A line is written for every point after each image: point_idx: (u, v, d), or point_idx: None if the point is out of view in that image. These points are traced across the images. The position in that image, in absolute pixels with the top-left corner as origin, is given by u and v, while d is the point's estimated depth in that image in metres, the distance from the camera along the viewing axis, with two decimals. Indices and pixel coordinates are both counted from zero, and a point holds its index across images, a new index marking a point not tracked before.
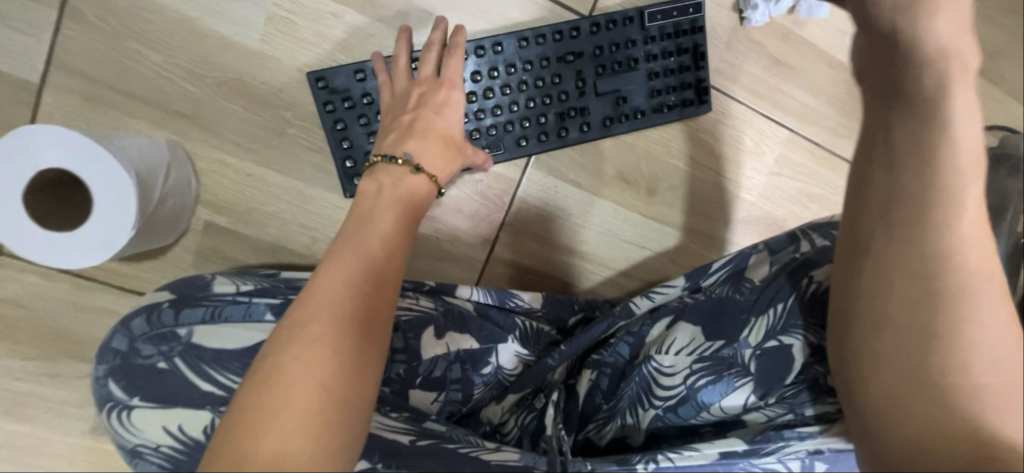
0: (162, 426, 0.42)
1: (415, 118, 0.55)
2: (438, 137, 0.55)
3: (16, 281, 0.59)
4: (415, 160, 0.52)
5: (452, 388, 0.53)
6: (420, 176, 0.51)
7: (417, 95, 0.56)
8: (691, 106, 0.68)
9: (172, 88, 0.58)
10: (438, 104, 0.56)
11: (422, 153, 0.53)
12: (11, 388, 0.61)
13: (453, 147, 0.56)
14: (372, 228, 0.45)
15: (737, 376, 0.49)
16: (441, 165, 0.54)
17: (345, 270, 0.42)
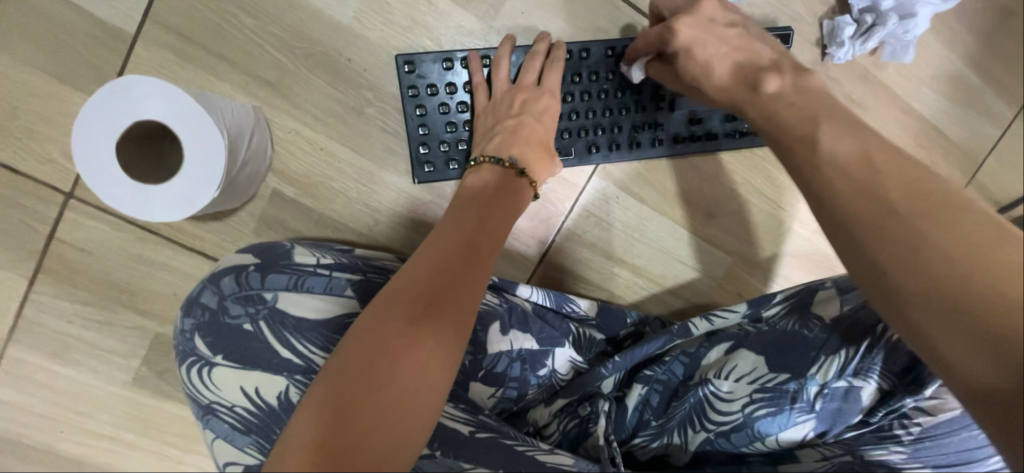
0: (241, 386, 0.43)
1: (519, 123, 0.57)
2: (536, 143, 0.58)
3: (81, 226, 0.59)
4: (520, 164, 0.56)
5: (509, 385, 0.54)
6: (523, 181, 0.56)
7: (519, 100, 0.58)
8: None
9: (261, 54, 0.58)
10: (539, 111, 0.59)
11: (524, 156, 0.56)
12: (61, 331, 0.62)
13: (549, 154, 0.59)
14: (453, 217, 0.50)
15: (799, 410, 0.50)
16: (540, 171, 0.57)
17: (426, 249, 0.46)
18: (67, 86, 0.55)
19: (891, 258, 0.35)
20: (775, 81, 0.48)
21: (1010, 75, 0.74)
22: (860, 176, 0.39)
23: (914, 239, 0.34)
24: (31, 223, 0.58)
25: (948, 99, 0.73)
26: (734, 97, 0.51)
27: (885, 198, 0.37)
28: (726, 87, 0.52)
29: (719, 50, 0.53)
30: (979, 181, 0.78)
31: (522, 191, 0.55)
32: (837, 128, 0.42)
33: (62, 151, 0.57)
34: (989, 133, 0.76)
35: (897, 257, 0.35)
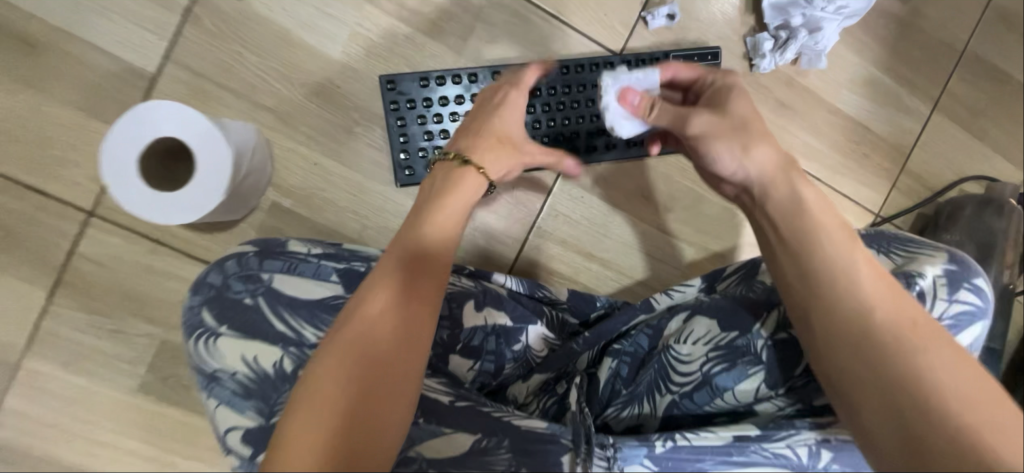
0: (241, 354, 0.50)
1: (476, 119, 0.59)
2: (491, 139, 0.57)
3: (99, 241, 0.66)
4: (467, 153, 0.56)
5: (486, 358, 0.59)
6: (467, 168, 0.55)
7: (480, 102, 0.61)
8: None
9: (263, 86, 0.67)
10: (503, 107, 0.58)
11: (477, 151, 0.56)
12: (74, 340, 0.67)
13: (504, 143, 0.57)
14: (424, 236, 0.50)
15: (748, 364, 0.54)
16: (488, 158, 0.56)
17: (396, 277, 0.47)
18: (96, 119, 0.64)
19: (868, 363, 0.42)
20: (806, 188, 0.50)
21: (920, 76, 0.85)
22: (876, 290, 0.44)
23: (915, 374, 0.40)
24: (55, 240, 0.65)
25: (868, 98, 0.83)
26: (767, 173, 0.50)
27: (895, 329, 0.41)
28: (766, 169, 0.50)
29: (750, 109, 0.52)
30: (911, 170, 0.86)
31: (464, 181, 0.54)
32: (835, 227, 0.47)
33: (86, 175, 0.65)
34: (912, 127, 0.85)
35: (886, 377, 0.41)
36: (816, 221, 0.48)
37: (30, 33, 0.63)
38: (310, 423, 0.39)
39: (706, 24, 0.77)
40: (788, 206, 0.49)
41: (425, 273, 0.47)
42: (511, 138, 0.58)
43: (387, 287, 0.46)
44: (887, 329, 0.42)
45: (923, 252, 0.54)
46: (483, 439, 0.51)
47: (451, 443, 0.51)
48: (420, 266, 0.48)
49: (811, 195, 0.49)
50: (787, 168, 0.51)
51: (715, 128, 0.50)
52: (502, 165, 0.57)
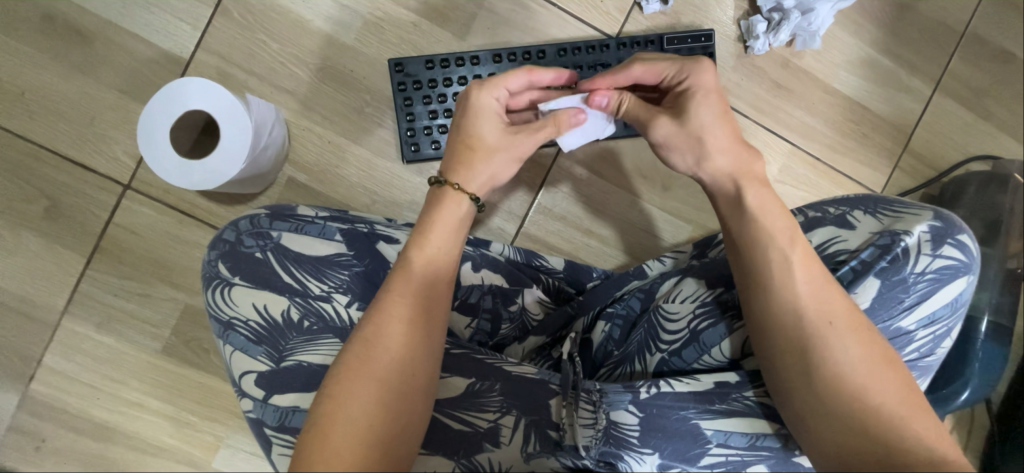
0: (253, 303, 0.52)
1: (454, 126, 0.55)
2: (473, 151, 0.53)
3: (134, 212, 0.72)
4: (448, 174, 0.53)
5: (483, 317, 0.61)
6: (444, 188, 0.52)
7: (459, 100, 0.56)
8: None
9: (283, 70, 0.73)
10: (485, 117, 0.54)
11: (454, 166, 0.53)
12: (108, 303, 0.72)
13: (479, 154, 0.53)
14: (421, 245, 0.50)
15: (735, 319, 0.55)
16: (464, 172, 0.53)
17: (393, 287, 0.48)
18: (135, 100, 0.71)
19: (826, 364, 0.47)
20: (754, 191, 0.53)
21: (919, 56, 0.85)
22: (827, 299, 0.48)
23: (859, 372, 0.46)
24: (94, 211, 0.71)
25: (865, 79, 0.85)
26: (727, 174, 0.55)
27: (842, 329, 0.47)
28: (722, 171, 0.55)
29: (712, 112, 0.55)
30: (915, 150, 0.86)
31: (445, 198, 0.51)
32: (793, 239, 0.50)
33: (125, 151, 0.71)
34: (913, 107, 0.86)
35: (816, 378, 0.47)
36: (774, 233, 0.51)
37: (82, 24, 0.70)
38: (353, 428, 0.42)
39: (700, 9, 0.80)
40: (740, 210, 0.53)
41: (425, 280, 0.48)
42: (484, 147, 0.53)
43: (391, 302, 0.47)
44: (823, 336, 0.47)
45: (907, 211, 0.55)
46: (477, 383, 0.53)
47: (445, 386, 0.53)
48: (417, 275, 0.48)
49: (769, 204, 0.52)
50: (746, 177, 0.54)
51: (677, 138, 0.55)
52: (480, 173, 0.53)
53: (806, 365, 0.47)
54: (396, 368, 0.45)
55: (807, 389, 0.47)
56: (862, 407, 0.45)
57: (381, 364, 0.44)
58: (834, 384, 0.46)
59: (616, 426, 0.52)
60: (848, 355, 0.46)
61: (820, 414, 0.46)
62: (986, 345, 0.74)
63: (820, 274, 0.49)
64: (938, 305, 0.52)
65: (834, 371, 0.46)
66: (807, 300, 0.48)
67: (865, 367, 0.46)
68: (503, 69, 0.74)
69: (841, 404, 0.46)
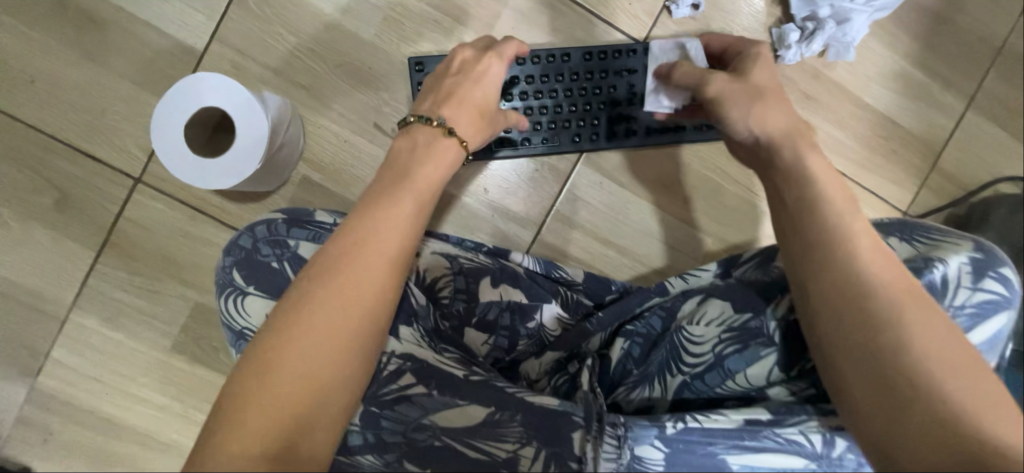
0: (265, 313, 0.51)
1: (454, 85, 0.56)
2: (479, 110, 0.56)
3: (144, 207, 0.70)
4: (449, 125, 0.54)
5: (501, 334, 0.61)
6: (448, 139, 0.53)
7: (456, 63, 0.57)
8: None
9: (300, 65, 0.71)
10: (478, 77, 0.56)
11: (455, 118, 0.54)
12: (117, 298, 0.71)
13: (485, 117, 0.57)
14: (404, 185, 0.49)
15: (762, 346, 0.54)
16: (472, 133, 0.55)
17: (374, 220, 0.46)
18: (147, 92, 0.69)
19: (898, 346, 0.42)
20: (812, 156, 0.52)
21: (954, 71, 0.83)
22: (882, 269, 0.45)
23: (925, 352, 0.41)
24: (105, 204, 0.70)
25: (897, 93, 0.82)
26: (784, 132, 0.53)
27: (907, 304, 0.43)
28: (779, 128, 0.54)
29: (769, 77, 0.57)
30: (942, 169, 0.84)
31: (446, 149, 0.53)
32: (847, 207, 0.48)
33: (135, 144, 0.70)
34: (944, 123, 0.84)
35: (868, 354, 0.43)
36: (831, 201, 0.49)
37: (93, 11, 0.68)
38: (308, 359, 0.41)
39: (732, 15, 0.77)
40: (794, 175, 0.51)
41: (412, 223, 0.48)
42: (491, 111, 0.57)
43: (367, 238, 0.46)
44: (886, 310, 0.43)
45: (947, 240, 0.53)
46: (497, 412, 0.53)
47: (465, 415, 0.52)
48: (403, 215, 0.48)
49: (829, 175, 0.50)
50: (801, 139, 0.53)
51: (737, 93, 0.55)
52: (479, 136, 0.56)
53: (874, 344, 0.42)
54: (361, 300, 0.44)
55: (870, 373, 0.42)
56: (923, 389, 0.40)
57: (354, 297, 0.44)
58: (903, 366, 0.41)
59: (639, 460, 0.52)
60: (916, 333, 0.42)
61: (882, 394, 0.41)
62: (1009, 372, 0.73)
63: (875, 244, 0.46)
64: (977, 341, 0.50)
65: (900, 347, 0.42)
66: (861, 268, 0.45)
67: (928, 345, 0.42)
68: (526, 72, 0.73)
69: (903, 383, 0.41)
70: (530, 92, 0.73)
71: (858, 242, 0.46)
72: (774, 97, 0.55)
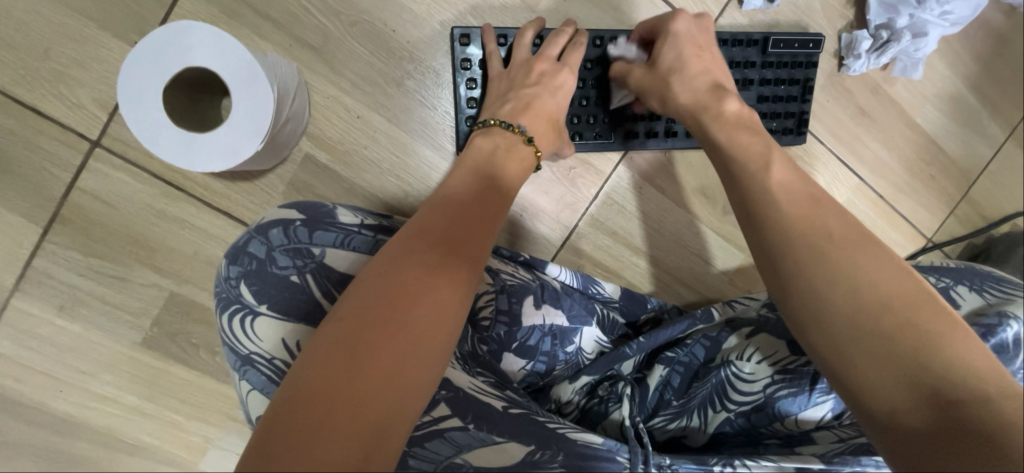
0: (282, 339, 0.42)
1: (534, 94, 0.58)
2: (554, 124, 0.60)
3: (105, 177, 0.57)
4: (528, 132, 0.57)
5: (540, 359, 0.55)
6: (526, 146, 0.57)
7: (537, 71, 0.59)
8: (789, 134, 0.70)
9: (307, 17, 0.58)
10: (555, 86, 0.60)
11: (534, 127, 0.58)
12: (70, 283, 0.59)
13: (555, 129, 0.60)
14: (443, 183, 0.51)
15: (819, 392, 0.52)
16: (546, 142, 0.59)
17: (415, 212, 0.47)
18: (107, 32, 0.55)
19: (856, 293, 0.39)
20: (716, 124, 0.56)
21: (1004, 99, 0.80)
22: (821, 219, 0.44)
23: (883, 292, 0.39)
24: (52, 170, 0.56)
25: (947, 116, 0.78)
26: (703, 105, 0.57)
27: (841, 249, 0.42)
28: (697, 94, 0.58)
29: (689, 51, 0.59)
30: (973, 198, 0.83)
31: (525, 156, 0.56)
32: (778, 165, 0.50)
33: (93, 98, 0.56)
34: (984, 153, 0.81)
35: (834, 299, 0.40)
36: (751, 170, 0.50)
37: None
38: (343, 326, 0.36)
39: (802, 14, 0.70)
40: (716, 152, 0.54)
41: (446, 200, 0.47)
42: (561, 124, 0.61)
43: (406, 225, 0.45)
44: (829, 255, 0.42)
45: (1014, 294, 0.51)
46: (538, 451, 0.44)
47: (499, 453, 0.44)
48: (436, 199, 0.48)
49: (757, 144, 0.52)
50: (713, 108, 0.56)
51: (648, 83, 0.60)
52: (560, 142, 0.61)
53: (840, 299, 0.40)
54: (395, 268, 0.40)
55: (850, 334, 0.39)
56: (905, 334, 0.37)
57: (389, 264, 0.41)
58: (874, 310, 0.39)
59: None
60: (861, 274, 0.40)
61: (865, 348, 0.38)
62: None
63: (810, 196, 0.46)
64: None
65: (858, 294, 0.39)
66: (799, 219, 0.44)
67: (887, 285, 0.39)
68: (587, 55, 0.65)
69: (882, 329, 0.38)
70: (589, 80, 0.65)
71: (779, 199, 0.47)
72: (687, 72, 0.59)
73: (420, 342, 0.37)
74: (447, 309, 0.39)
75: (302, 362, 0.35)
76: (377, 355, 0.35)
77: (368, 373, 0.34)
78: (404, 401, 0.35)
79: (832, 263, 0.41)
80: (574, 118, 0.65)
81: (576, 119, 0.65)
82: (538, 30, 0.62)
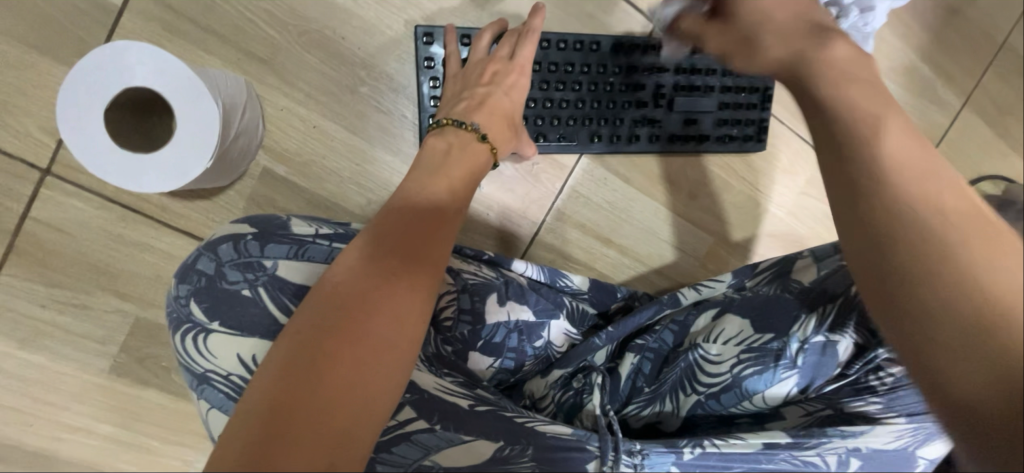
0: (237, 354, 0.41)
1: (487, 93, 0.59)
2: (511, 122, 0.60)
3: (58, 205, 0.57)
4: (482, 130, 0.57)
5: (507, 356, 0.55)
6: (483, 145, 0.57)
7: (489, 70, 0.60)
8: (751, 141, 0.73)
9: (253, 30, 0.58)
10: (508, 85, 0.60)
11: (487, 125, 0.58)
12: (32, 316, 0.58)
13: (512, 128, 0.60)
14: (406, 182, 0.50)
15: (784, 367, 0.51)
16: (502, 141, 0.59)
17: (377, 214, 0.46)
18: (49, 58, 0.54)
19: (940, 269, 0.31)
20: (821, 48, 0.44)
21: (957, 67, 0.81)
22: (908, 188, 0.34)
23: (980, 268, 0.30)
24: (3, 202, 0.56)
25: (903, 88, 0.80)
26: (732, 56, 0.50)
27: (925, 207, 0.33)
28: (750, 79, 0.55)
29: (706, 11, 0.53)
30: None
31: (482, 155, 0.56)
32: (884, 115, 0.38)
33: (39, 126, 0.55)
34: (942, 121, 0.83)
35: (937, 279, 0.31)
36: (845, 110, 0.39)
37: None
38: (299, 334, 0.36)
39: None
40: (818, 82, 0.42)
41: (410, 201, 0.47)
42: (519, 123, 0.61)
43: (369, 227, 0.44)
44: (906, 228, 0.33)
45: None
46: (507, 447, 0.44)
47: (468, 452, 0.44)
48: (399, 200, 0.47)
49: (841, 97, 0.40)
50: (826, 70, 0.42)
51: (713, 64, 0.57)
52: (518, 141, 0.61)
53: (911, 268, 0.32)
54: (355, 275, 0.40)
55: (915, 305, 0.32)
56: (996, 316, 0.29)
57: (348, 272, 0.40)
58: (969, 281, 0.30)
59: None
60: (958, 242, 0.31)
61: (943, 338, 0.30)
62: None
63: (896, 159, 0.35)
64: None
65: (945, 260, 0.31)
66: (872, 197, 0.35)
67: (983, 261, 0.31)
68: (550, 58, 0.65)
69: (965, 309, 0.30)
70: (552, 82, 0.65)
71: (863, 138, 0.37)
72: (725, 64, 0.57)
73: (378, 351, 0.36)
74: (406, 315, 0.39)
75: (266, 379, 0.34)
76: (334, 366, 0.35)
77: (324, 386, 0.33)
78: (363, 413, 0.34)
79: (903, 238, 0.33)
80: (537, 120, 0.65)
81: (539, 120, 0.66)
82: (500, 32, 0.63)
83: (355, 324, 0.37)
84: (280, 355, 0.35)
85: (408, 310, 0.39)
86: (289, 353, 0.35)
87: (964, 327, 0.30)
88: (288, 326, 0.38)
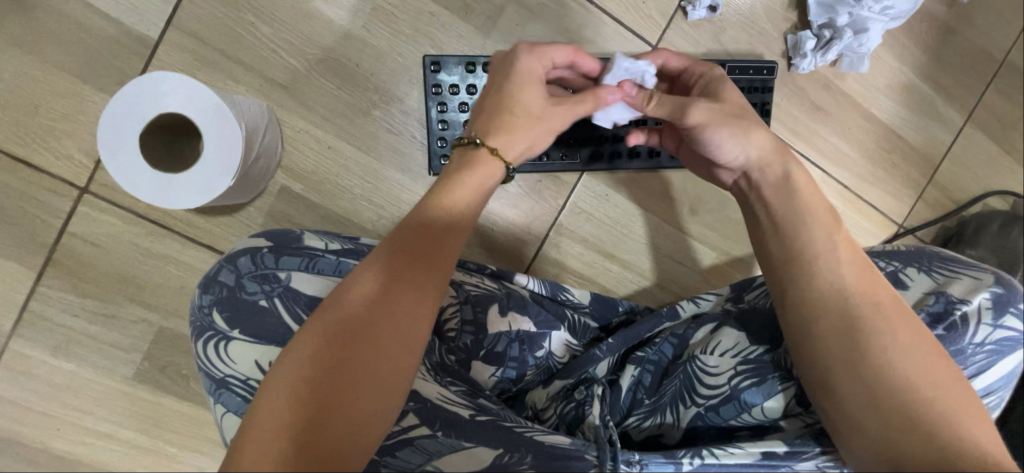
0: (255, 360, 0.44)
1: None
2: None
3: (93, 220, 0.61)
4: None
5: (509, 365, 0.57)
6: None
7: None
8: None
9: (275, 59, 0.63)
10: None
11: None
12: (64, 324, 0.62)
13: None
14: None
15: (780, 379, 0.52)
16: None
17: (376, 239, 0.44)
18: (91, 86, 0.59)
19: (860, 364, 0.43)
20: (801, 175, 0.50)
21: (957, 85, 0.82)
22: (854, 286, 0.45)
23: (887, 362, 0.42)
24: (45, 217, 0.60)
25: (903, 105, 0.81)
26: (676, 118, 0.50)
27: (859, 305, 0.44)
28: (761, 152, 0.50)
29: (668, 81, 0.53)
30: (940, 182, 0.84)
31: None
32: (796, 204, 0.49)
33: (80, 148, 0.60)
34: (944, 137, 0.83)
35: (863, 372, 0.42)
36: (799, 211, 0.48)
37: None
38: (308, 368, 0.37)
39: (746, 20, 0.74)
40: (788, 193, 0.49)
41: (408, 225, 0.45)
42: None
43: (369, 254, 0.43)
44: (870, 323, 0.43)
45: (964, 273, 0.50)
46: (506, 454, 0.46)
47: (469, 458, 0.45)
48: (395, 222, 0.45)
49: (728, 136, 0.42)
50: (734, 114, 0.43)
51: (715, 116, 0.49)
52: None
53: (842, 353, 0.43)
54: (361, 307, 0.40)
55: (847, 386, 0.43)
56: (910, 410, 0.41)
57: (352, 304, 0.40)
58: (878, 369, 0.42)
59: None
60: (887, 337, 0.43)
61: (870, 420, 0.42)
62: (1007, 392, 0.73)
63: (811, 262, 0.47)
64: (995, 378, 0.48)
65: (874, 357, 0.42)
66: (823, 295, 0.45)
67: (904, 368, 0.42)
68: None
69: (888, 401, 0.41)
70: None
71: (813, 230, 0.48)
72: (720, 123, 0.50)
73: (390, 381, 0.39)
74: (416, 344, 0.41)
75: (278, 408, 0.35)
76: (353, 398, 0.37)
77: (346, 420, 0.36)
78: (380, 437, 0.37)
79: (827, 332, 0.44)
80: None
81: None
82: None
83: (370, 359, 0.38)
84: (295, 390, 0.36)
85: (418, 338, 0.41)
86: (302, 388, 0.36)
87: (895, 423, 0.41)
88: (290, 358, 0.38)
